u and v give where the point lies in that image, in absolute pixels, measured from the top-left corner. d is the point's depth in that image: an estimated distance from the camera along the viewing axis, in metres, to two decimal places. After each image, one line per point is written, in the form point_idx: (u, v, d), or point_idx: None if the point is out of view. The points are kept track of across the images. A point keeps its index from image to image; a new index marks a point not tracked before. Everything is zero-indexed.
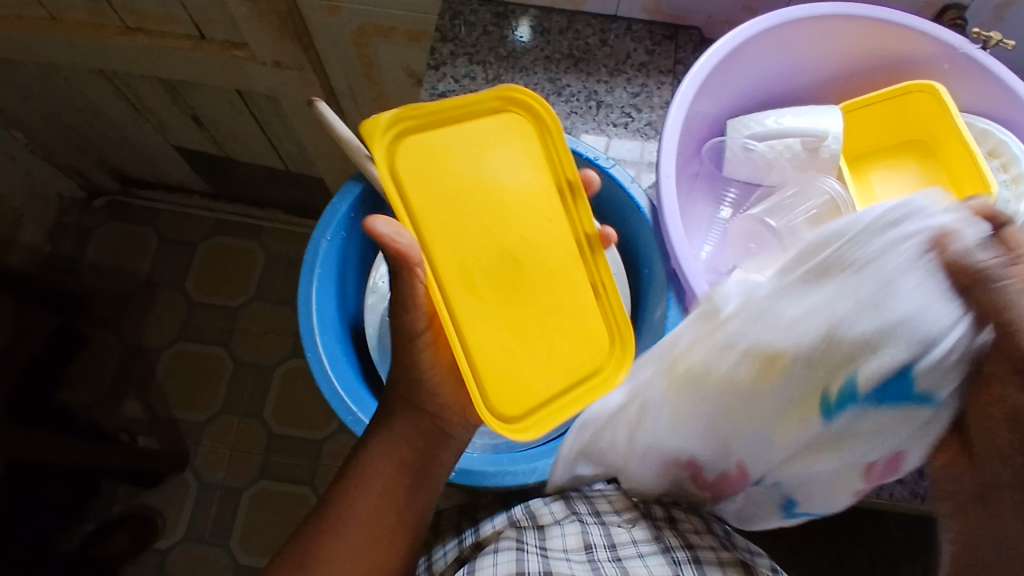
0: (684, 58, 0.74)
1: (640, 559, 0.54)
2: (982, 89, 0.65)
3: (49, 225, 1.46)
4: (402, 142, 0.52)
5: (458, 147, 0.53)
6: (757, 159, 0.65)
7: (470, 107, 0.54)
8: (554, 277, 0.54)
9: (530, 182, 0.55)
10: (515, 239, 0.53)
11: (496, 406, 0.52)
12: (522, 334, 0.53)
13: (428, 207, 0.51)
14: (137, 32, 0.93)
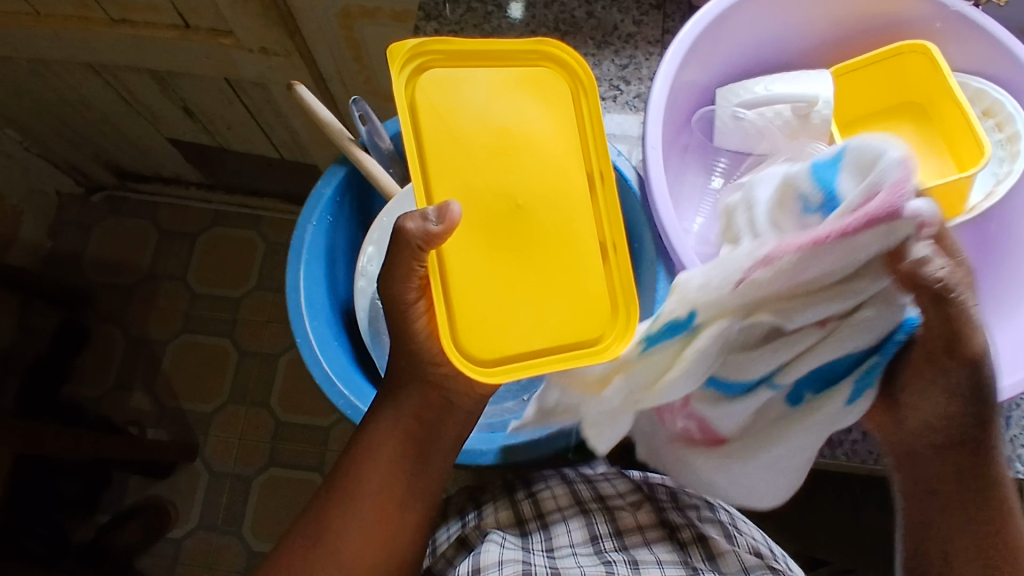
0: (672, 27, 0.73)
1: (647, 547, 0.59)
2: (975, 47, 0.63)
3: (50, 222, 1.47)
4: (432, 73, 0.47)
5: (506, 94, 0.47)
6: (747, 128, 0.64)
7: (507, 57, 0.48)
8: (545, 173, 0.46)
9: (540, 121, 0.47)
10: (491, 180, 0.46)
11: (461, 338, 0.44)
12: (505, 266, 0.45)
13: (433, 127, 0.46)
14: (122, 24, 0.92)
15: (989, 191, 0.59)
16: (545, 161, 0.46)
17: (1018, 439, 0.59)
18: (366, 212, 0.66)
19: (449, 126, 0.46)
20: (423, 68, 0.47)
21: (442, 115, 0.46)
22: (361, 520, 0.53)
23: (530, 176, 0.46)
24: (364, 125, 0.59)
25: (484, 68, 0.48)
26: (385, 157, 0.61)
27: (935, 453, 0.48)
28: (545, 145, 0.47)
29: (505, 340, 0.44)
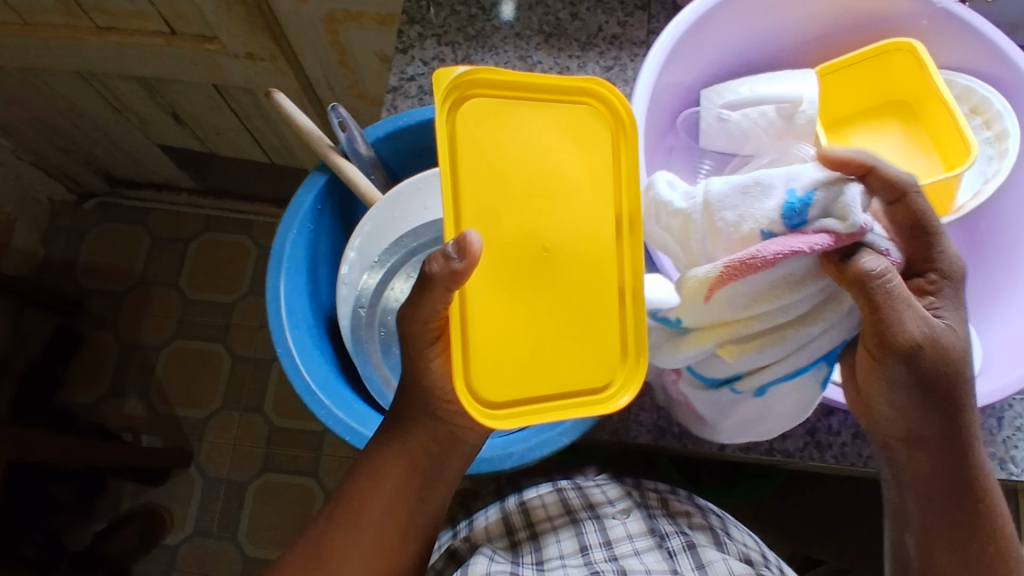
0: (657, 28, 0.73)
1: (637, 557, 0.58)
2: (961, 44, 0.63)
3: (43, 229, 1.46)
4: (473, 101, 0.41)
5: (545, 132, 0.42)
6: (732, 130, 0.63)
7: (550, 90, 0.42)
8: (579, 217, 0.42)
9: (576, 162, 0.42)
10: (521, 222, 0.41)
11: (473, 378, 0.41)
12: (526, 315, 0.41)
13: (468, 160, 0.40)
14: (109, 31, 0.92)
15: (976, 191, 0.59)
16: (578, 206, 0.42)
17: (1010, 439, 0.58)
18: (347, 217, 0.66)
19: (482, 163, 0.40)
20: (464, 94, 0.41)
21: (477, 150, 0.40)
22: (358, 550, 0.52)
23: (560, 221, 0.41)
24: (343, 131, 0.58)
25: (526, 100, 0.42)
26: (366, 163, 0.60)
27: (907, 445, 0.50)
28: (578, 191, 0.42)
29: (517, 386, 0.41)
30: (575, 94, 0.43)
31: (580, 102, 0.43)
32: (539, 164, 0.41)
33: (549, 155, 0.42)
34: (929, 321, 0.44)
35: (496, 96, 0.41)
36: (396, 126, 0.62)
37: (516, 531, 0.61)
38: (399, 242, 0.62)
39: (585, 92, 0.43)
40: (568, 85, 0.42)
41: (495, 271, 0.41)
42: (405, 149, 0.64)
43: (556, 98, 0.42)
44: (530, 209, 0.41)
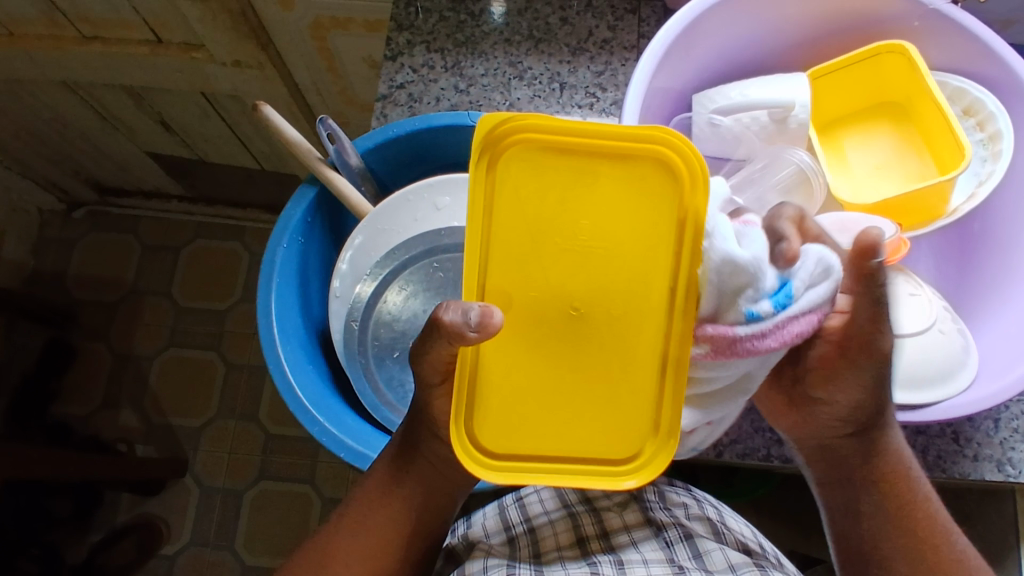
0: (647, 31, 0.72)
1: (634, 547, 0.57)
2: (952, 45, 0.63)
3: (33, 240, 1.45)
4: (519, 147, 0.36)
5: (600, 190, 0.37)
6: (724, 134, 0.63)
7: (615, 137, 0.36)
8: (622, 282, 0.38)
9: (629, 224, 0.37)
10: (553, 282, 0.38)
11: (477, 425, 0.40)
12: (545, 374, 0.40)
13: (503, 212, 0.37)
14: (94, 41, 0.91)
15: (970, 194, 0.59)
16: (624, 271, 0.38)
17: (1007, 440, 0.58)
18: (337, 229, 0.65)
19: (517, 219, 0.37)
20: (510, 139, 0.36)
21: (516, 204, 0.37)
22: (343, 558, 0.50)
23: (598, 283, 0.38)
24: (332, 144, 0.58)
25: (583, 149, 0.36)
26: (355, 174, 0.60)
27: (846, 431, 0.51)
28: (625, 259, 0.37)
29: (524, 441, 0.40)
30: (644, 145, 0.36)
31: (648, 155, 0.36)
32: (582, 224, 0.37)
33: (595, 214, 0.37)
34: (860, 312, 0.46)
35: (546, 144, 0.36)
36: (385, 137, 0.61)
37: (512, 527, 0.60)
38: (391, 254, 0.61)
39: (655, 142, 0.36)
40: (631, 134, 0.36)
41: (520, 326, 0.39)
42: (395, 160, 0.64)
43: (616, 148, 0.36)
44: (564, 271, 0.38)
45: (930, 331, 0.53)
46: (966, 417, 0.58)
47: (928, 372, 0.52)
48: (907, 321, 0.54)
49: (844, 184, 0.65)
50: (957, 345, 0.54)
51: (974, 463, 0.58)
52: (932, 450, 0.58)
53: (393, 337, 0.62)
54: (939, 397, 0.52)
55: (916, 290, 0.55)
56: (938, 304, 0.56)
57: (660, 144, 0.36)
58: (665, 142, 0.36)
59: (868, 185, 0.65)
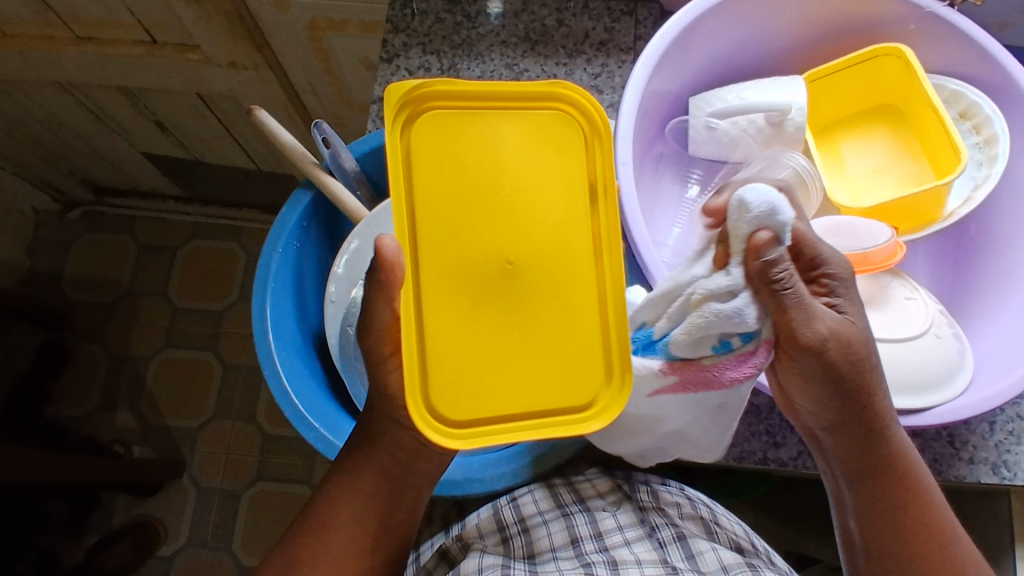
0: (644, 34, 0.72)
1: (627, 546, 0.57)
2: (948, 48, 0.63)
3: (27, 240, 1.45)
4: (431, 116, 0.40)
5: (512, 143, 0.40)
6: (721, 137, 0.63)
7: (514, 99, 0.40)
8: (545, 229, 0.39)
9: (541, 170, 0.40)
10: (482, 235, 0.39)
11: (434, 392, 0.38)
12: (489, 332, 0.39)
13: (425, 173, 0.39)
14: (88, 41, 0.90)
15: (966, 198, 0.59)
16: (546, 220, 0.39)
17: (1002, 443, 0.58)
18: (332, 234, 0.65)
19: (440, 177, 0.39)
20: (422, 109, 0.40)
21: (435, 163, 0.39)
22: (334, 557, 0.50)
23: (525, 233, 0.39)
24: (327, 148, 0.57)
25: (488, 111, 0.40)
26: (350, 179, 0.59)
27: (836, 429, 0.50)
28: (548, 206, 0.39)
29: (481, 405, 0.38)
30: (539, 97, 0.40)
31: (544, 107, 0.40)
32: (500, 175, 0.39)
33: (510, 163, 0.39)
34: (829, 316, 0.46)
35: (454, 110, 0.40)
36: (381, 140, 0.61)
37: (506, 529, 0.59)
38: None
39: (549, 97, 0.40)
40: (527, 89, 0.40)
41: (458, 288, 0.39)
42: (390, 162, 0.63)
43: (517, 106, 0.40)
44: (491, 222, 0.39)
45: (925, 336, 0.54)
46: (962, 421, 0.59)
47: (926, 376, 0.52)
48: (901, 327, 0.54)
49: (840, 186, 0.65)
50: (953, 350, 0.54)
51: (970, 466, 0.58)
52: (929, 453, 0.58)
53: None
54: (936, 401, 0.52)
55: (912, 294, 0.56)
56: (934, 309, 0.56)
57: (554, 97, 0.40)
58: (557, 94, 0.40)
59: (865, 188, 0.65)
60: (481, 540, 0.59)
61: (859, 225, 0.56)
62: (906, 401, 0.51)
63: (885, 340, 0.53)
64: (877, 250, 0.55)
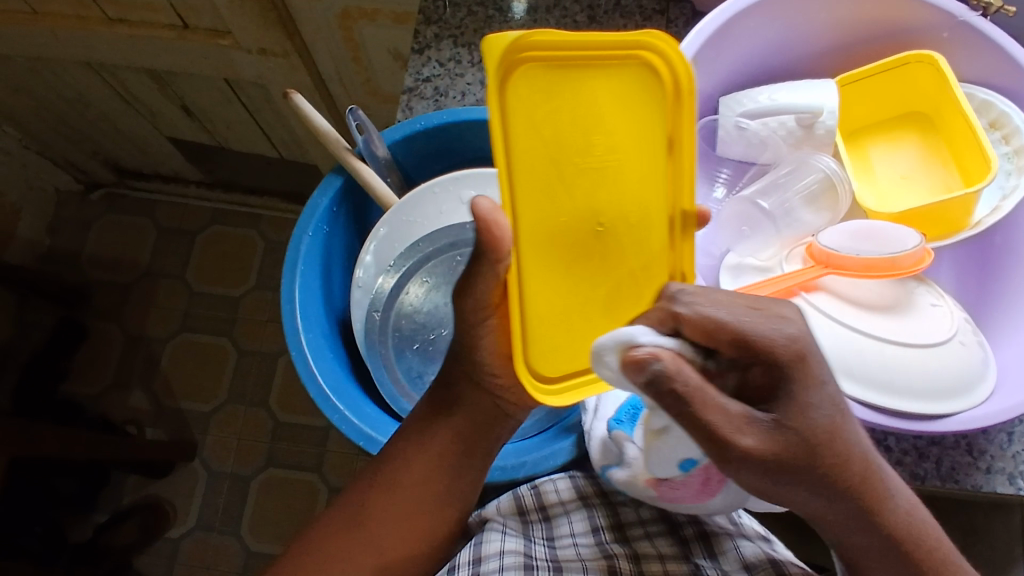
0: (676, 33, 0.72)
1: (648, 539, 0.57)
2: (981, 58, 0.62)
3: (49, 219, 1.46)
4: (524, 73, 0.37)
5: (604, 101, 0.38)
6: (750, 138, 0.63)
7: (604, 52, 0.38)
8: (631, 191, 0.40)
9: (630, 128, 0.39)
10: (575, 198, 0.39)
11: (532, 349, 0.41)
12: (576, 288, 0.41)
13: (523, 134, 0.38)
14: (119, 23, 0.91)
15: (995, 207, 0.58)
16: (631, 182, 0.40)
17: (1020, 454, 0.58)
18: (360, 220, 0.65)
19: (539, 140, 0.38)
20: (513, 64, 0.37)
21: (533, 125, 0.38)
22: (359, 544, 0.52)
23: (613, 196, 0.40)
24: (360, 134, 0.58)
25: (579, 65, 0.38)
26: (381, 165, 0.60)
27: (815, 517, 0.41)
28: (635, 167, 0.40)
29: (571, 354, 0.42)
30: (626, 48, 0.38)
31: (631, 57, 0.38)
32: (593, 134, 0.38)
33: (603, 121, 0.39)
34: (744, 424, 0.34)
35: (547, 64, 0.38)
36: (412, 129, 0.61)
37: (526, 514, 0.59)
38: (415, 246, 0.62)
39: (637, 48, 0.38)
40: (615, 41, 0.37)
41: (551, 250, 0.40)
42: (420, 151, 0.64)
43: (608, 57, 0.38)
44: (583, 185, 0.39)
45: (951, 343, 0.53)
46: (981, 430, 0.58)
47: (950, 383, 0.51)
48: (927, 332, 0.53)
49: (867, 192, 0.65)
50: (976, 357, 0.53)
51: (986, 476, 0.57)
52: (946, 461, 0.58)
53: (414, 329, 0.62)
54: (959, 408, 0.51)
55: (937, 301, 0.55)
56: (959, 316, 0.55)
57: (641, 47, 0.38)
58: (644, 45, 0.38)
59: (892, 195, 0.65)
60: (501, 519, 0.58)
61: (887, 230, 0.57)
62: (930, 407, 0.51)
63: (910, 345, 0.52)
64: (905, 255, 0.54)
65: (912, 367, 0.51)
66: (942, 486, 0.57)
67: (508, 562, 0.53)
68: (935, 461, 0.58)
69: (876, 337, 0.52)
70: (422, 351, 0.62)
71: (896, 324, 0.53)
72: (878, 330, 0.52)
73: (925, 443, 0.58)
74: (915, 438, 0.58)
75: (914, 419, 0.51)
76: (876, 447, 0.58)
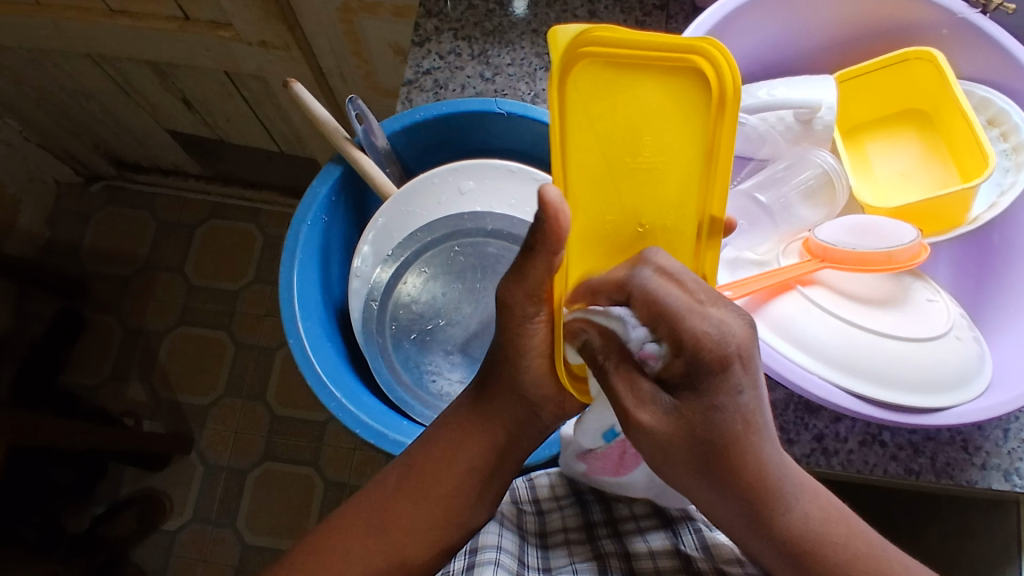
0: (675, 28, 0.72)
1: (642, 535, 0.56)
2: (980, 54, 0.63)
3: (48, 211, 1.46)
4: (581, 70, 0.34)
5: (656, 110, 0.35)
6: (750, 133, 0.63)
7: (656, 54, 0.34)
8: (671, 200, 0.38)
9: (677, 137, 0.36)
10: (617, 204, 0.38)
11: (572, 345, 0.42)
12: None
13: (577, 135, 0.35)
14: (121, 14, 0.91)
15: (992, 203, 0.59)
16: (671, 192, 0.38)
17: (1015, 451, 0.58)
18: (359, 209, 0.66)
19: (592, 142, 0.35)
20: (574, 59, 0.33)
21: (590, 124, 0.35)
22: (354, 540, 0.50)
23: (651, 204, 0.38)
24: (360, 123, 0.58)
25: (634, 66, 0.34)
26: (380, 155, 0.61)
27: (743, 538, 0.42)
28: (676, 178, 0.37)
29: None
30: (682, 51, 0.34)
31: (686, 59, 0.34)
32: (641, 142, 0.35)
33: (652, 127, 0.35)
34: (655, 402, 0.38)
35: (606, 61, 0.34)
36: (413, 119, 0.61)
37: (520, 505, 0.61)
38: (413, 236, 0.62)
39: (695, 51, 0.34)
40: (671, 46, 0.33)
41: (590, 246, 0.40)
42: (420, 142, 0.64)
43: (661, 58, 0.34)
44: (626, 191, 0.37)
45: (947, 337, 0.53)
46: (976, 426, 0.59)
47: (946, 377, 0.51)
48: (924, 327, 0.53)
49: (865, 188, 0.65)
50: (973, 353, 0.53)
51: (982, 472, 0.58)
52: (941, 457, 0.58)
53: (411, 319, 0.63)
54: (955, 402, 0.51)
55: (934, 296, 0.56)
56: (955, 311, 0.55)
57: (699, 52, 0.34)
58: (702, 50, 0.34)
59: (891, 190, 0.65)
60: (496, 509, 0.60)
61: (883, 226, 0.57)
62: (926, 400, 0.51)
63: (906, 339, 0.52)
64: (902, 249, 0.55)
65: (907, 360, 0.52)
66: (937, 481, 0.58)
67: (504, 559, 0.54)
68: (930, 456, 0.58)
69: (871, 331, 0.53)
70: (420, 341, 0.62)
71: (891, 318, 0.53)
72: (873, 323, 0.53)
73: (920, 438, 0.58)
74: (910, 433, 0.59)
75: (911, 412, 0.51)
76: (871, 443, 0.58)
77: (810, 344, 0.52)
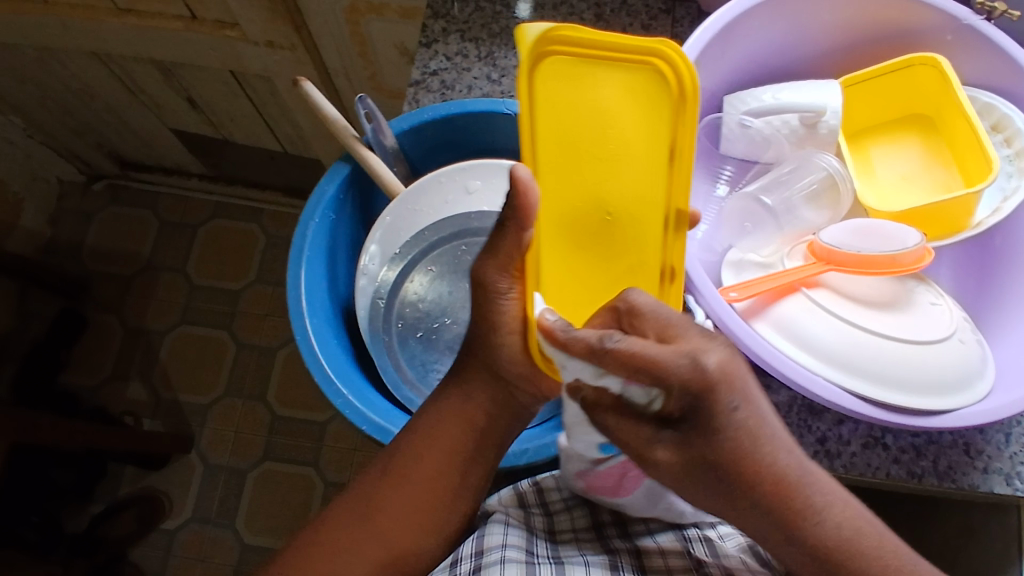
0: (681, 31, 0.72)
1: (651, 536, 0.57)
2: (984, 60, 0.63)
3: (51, 210, 1.46)
4: (548, 63, 0.36)
5: (616, 106, 0.36)
6: (754, 136, 0.64)
7: (620, 53, 0.35)
8: (635, 195, 0.39)
9: (637, 135, 0.37)
10: (583, 195, 0.39)
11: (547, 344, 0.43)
12: (582, 278, 0.42)
13: (545, 123, 0.37)
14: (127, 13, 0.92)
15: (995, 208, 0.59)
16: (636, 186, 0.39)
17: (1017, 455, 0.58)
18: (366, 208, 0.66)
19: (557, 130, 0.37)
20: (541, 54, 0.36)
21: (554, 115, 0.37)
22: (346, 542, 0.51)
23: (618, 198, 0.39)
24: (369, 122, 0.59)
25: (596, 62, 0.36)
26: (388, 154, 0.61)
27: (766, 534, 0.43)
28: (636, 172, 0.38)
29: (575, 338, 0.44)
30: (642, 52, 0.35)
31: (646, 60, 0.35)
32: (602, 136, 0.37)
33: (615, 123, 0.37)
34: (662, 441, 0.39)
35: (571, 57, 0.36)
36: (420, 119, 0.62)
37: (527, 507, 0.60)
38: (420, 235, 0.63)
39: (656, 54, 0.35)
40: (629, 46, 0.35)
41: (563, 236, 0.41)
42: (427, 142, 0.64)
43: (623, 57, 0.35)
44: (592, 182, 0.38)
45: (951, 339, 0.53)
46: (978, 429, 0.59)
47: (949, 380, 0.51)
48: (927, 329, 0.53)
49: (869, 191, 0.66)
50: (975, 356, 0.54)
51: (984, 476, 0.58)
52: (944, 460, 0.58)
53: (417, 318, 0.63)
54: (958, 405, 0.51)
55: (937, 300, 0.56)
56: (958, 315, 0.56)
57: (656, 55, 0.35)
58: (660, 53, 0.35)
59: (893, 194, 0.65)
60: (502, 508, 0.58)
61: (887, 228, 0.58)
62: (929, 402, 0.51)
63: (909, 341, 0.52)
64: (906, 252, 0.55)
65: (911, 362, 0.52)
66: (939, 485, 0.58)
67: (510, 555, 0.51)
68: (933, 460, 0.58)
69: (874, 333, 0.53)
70: (425, 340, 0.62)
71: (894, 320, 0.54)
72: (877, 325, 0.53)
73: (923, 441, 0.59)
74: (913, 436, 0.59)
75: (914, 414, 0.51)
76: (874, 445, 0.59)
77: (813, 345, 0.53)
